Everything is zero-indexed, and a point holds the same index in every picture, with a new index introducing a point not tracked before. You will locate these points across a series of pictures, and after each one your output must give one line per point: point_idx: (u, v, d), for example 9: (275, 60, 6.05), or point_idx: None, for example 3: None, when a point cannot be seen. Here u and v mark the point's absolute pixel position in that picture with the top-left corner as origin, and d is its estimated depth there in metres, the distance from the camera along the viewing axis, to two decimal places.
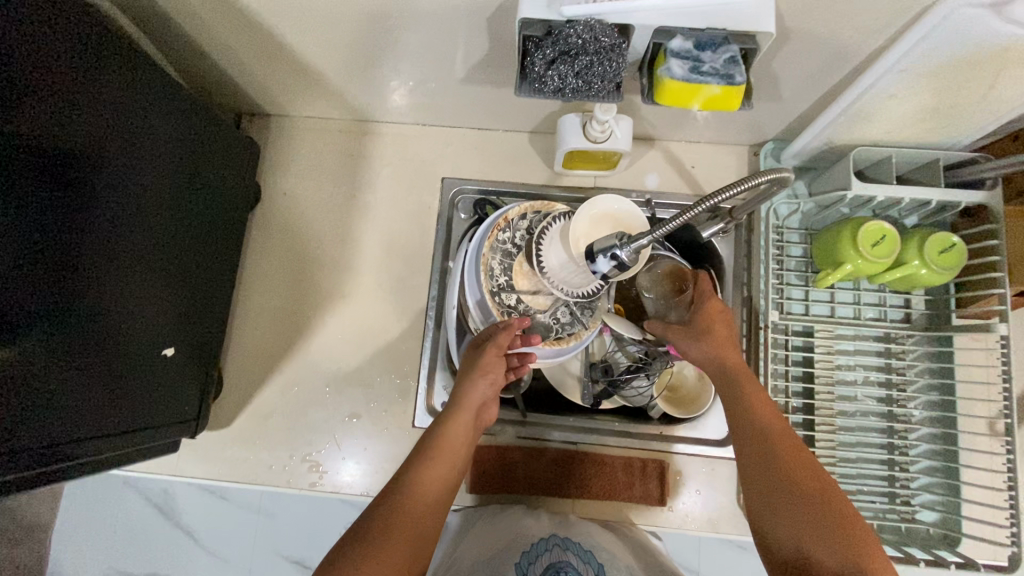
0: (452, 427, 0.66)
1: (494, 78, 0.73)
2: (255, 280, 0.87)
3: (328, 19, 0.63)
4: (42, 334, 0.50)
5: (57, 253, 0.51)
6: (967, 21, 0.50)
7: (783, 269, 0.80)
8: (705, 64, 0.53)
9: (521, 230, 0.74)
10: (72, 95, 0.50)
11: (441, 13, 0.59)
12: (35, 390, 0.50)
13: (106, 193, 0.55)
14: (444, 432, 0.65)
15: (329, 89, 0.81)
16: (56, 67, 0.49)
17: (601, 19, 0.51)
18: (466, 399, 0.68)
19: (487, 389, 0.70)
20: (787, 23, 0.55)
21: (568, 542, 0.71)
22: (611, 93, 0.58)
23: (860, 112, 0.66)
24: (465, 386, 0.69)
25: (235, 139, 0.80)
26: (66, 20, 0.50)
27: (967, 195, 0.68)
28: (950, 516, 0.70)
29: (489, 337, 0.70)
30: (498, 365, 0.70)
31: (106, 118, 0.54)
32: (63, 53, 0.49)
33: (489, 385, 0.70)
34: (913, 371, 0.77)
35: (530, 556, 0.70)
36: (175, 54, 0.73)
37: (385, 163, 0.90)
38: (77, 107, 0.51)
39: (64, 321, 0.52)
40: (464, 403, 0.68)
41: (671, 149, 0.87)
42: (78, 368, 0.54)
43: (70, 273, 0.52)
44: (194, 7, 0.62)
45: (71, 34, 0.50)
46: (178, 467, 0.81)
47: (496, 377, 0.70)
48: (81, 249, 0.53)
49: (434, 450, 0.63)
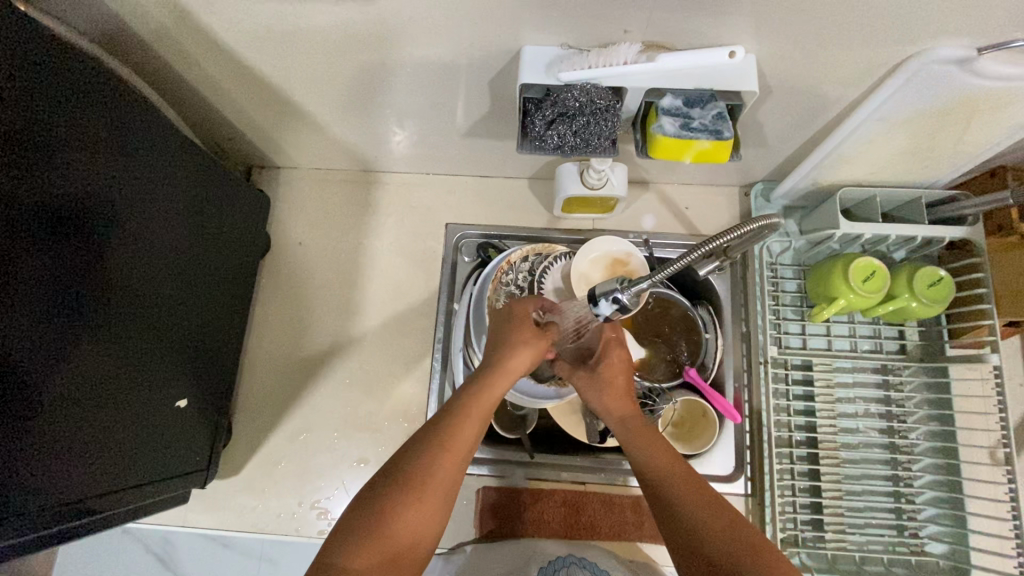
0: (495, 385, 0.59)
1: (495, 130, 0.76)
2: (264, 326, 0.89)
3: (338, 77, 0.66)
4: (50, 394, 0.51)
5: (62, 312, 0.51)
6: (936, 75, 0.54)
7: (778, 305, 0.82)
8: (695, 120, 0.56)
9: (523, 271, 0.79)
10: (70, 153, 0.51)
11: (447, 72, 0.63)
12: (42, 453, 0.50)
13: (107, 248, 0.56)
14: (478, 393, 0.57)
15: (335, 141, 0.84)
16: (51, 128, 0.49)
17: (596, 83, 0.54)
18: (505, 364, 0.60)
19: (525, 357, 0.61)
20: (770, 81, 0.59)
21: (584, 561, 0.69)
22: (607, 148, 0.61)
23: (844, 155, 0.69)
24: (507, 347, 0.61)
25: (245, 189, 0.83)
26: (61, 84, 0.50)
27: (948, 231, 0.71)
28: (959, 548, 0.71)
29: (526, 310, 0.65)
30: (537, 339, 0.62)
31: (106, 177, 0.55)
32: (58, 115, 0.50)
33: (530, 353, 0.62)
34: (913, 402, 0.78)
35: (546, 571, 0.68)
36: (194, 114, 0.77)
37: (390, 211, 0.93)
38: (73, 167, 0.52)
39: (88, 364, 0.55)
40: (506, 367, 0.60)
41: (666, 191, 0.90)
42: (82, 413, 0.54)
43: (77, 316, 0.53)
44: (213, 71, 0.66)
45: (69, 98, 0.51)
46: (188, 517, 0.82)
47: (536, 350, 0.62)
48: (87, 306, 0.54)
49: (469, 409, 0.56)
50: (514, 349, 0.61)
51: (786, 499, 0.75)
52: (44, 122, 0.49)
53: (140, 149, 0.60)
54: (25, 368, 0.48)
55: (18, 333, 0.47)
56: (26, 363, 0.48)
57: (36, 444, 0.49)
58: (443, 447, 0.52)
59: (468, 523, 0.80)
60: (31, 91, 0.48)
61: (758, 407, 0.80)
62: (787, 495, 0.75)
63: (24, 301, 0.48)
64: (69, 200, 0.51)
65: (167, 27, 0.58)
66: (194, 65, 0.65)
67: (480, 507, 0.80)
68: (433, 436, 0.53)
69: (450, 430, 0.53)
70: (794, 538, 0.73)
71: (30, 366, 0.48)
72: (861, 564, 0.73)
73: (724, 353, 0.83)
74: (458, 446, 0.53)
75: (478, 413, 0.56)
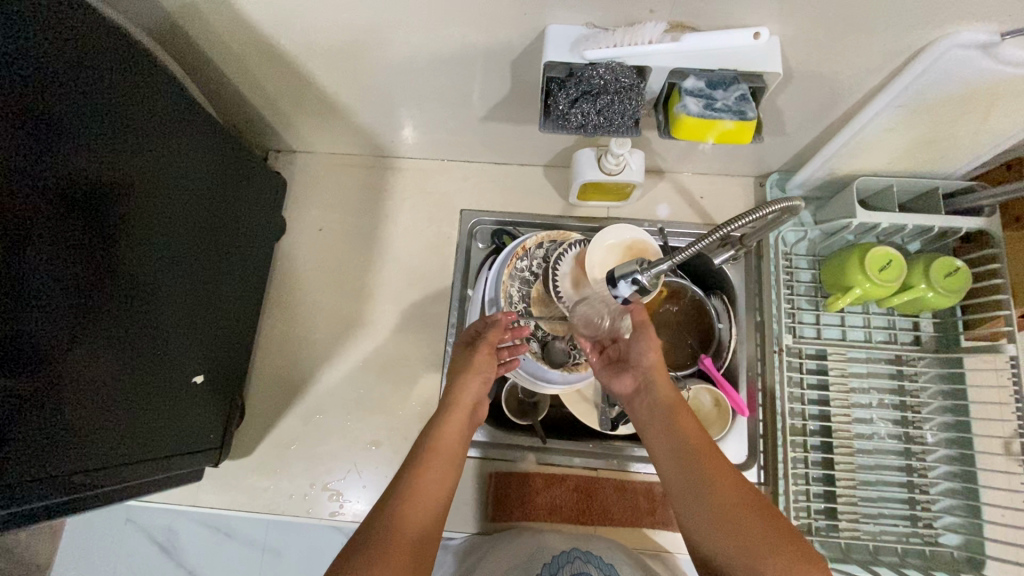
0: (447, 427, 0.63)
1: (514, 114, 0.77)
2: (278, 308, 0.89)
3: (360, 59, 0.67)
4: (66, 369, 0.49)
5: (85, 285, 0.51)
6: (960, 60, 0.54)
7: (793, 295, 0.82)
8: (718, 101, 0.56)
9: (538, 258, 0.78)
10: (102, 123, 0.51)
11: (470, 55, 0.64)
12: (59, 429, 0.49)
13: (131, 219, 0.55)
14: (439, 435, 0.63)
15: (353, 125, 0.85)
16: (83, 96, 0.49)
17: (620, 62, 0.55)
18: (459, 398, 0.66)
19: (479, 386, 0.68)
20: (792, 65, 0.60)
21: (588, 555, 0.70)
22: (630, 129, 0.61)
23: (861, 144, 0.70)
24: (457, 384, 0.67)
25: (268, 176, 0.85)
26: (83, 54, 0.49)
27: (965, 221, 0.71)
28: (974, 539, 0.70)
29: (479, 337, 0.71)
30: (490, 364, 0.68)
31: (133, 151, 0.55)
32: (75, 85, 0.48)
33: (482, 384, 0.68)
34: (927, 393, 0.78)
35: (552, 567, 0.68)
36: (215, 95, 0.78)
37: (406, 197, 0.93)
38: (104, 136, 0.51)
39: (108, 336, 0.54)
40: (459, 402, 0.66)
41: (681, 180, 0.91)
42: (98, 387, 0.53)
43: (98, 287, 0.52)
44: (235, 49, 0.66)
45: (86, 68, 0.49)
46: (198, 497, 0.81)
47: (488, 375, 0.69)
48: (108, 277, 0.53)
49: (428, 457, 0.60)
50: (462, 382, 0.67)
51: (799, 488, 0.75)
52: (60, 94, 0.47)
53: (166, 124, 0.60)
54: (38, 338, 0.47)
55: (36, 302, 0.46)
56: (39, 338, 0.47)
57: (51, 421, 0.48)
58: (408, 497, 0.56)
59: (479, 508, 0.80)
60: (49, 60, 0.46)
61: (771, 396, 0.80)
62: (800, 484, 0.75)
63: (36, 272, 0.46)
64: (86, 173, 0.50)
65: (193, 3, 0.58)
66: (217, 43, 0.65)
67: (492, 491, 0.80)
68: (398, 490, 0.57)
69: (411, 479, 0.57)
70: (807, 527, 0.73)
71: (45, 341, 0.47)
72: (875, 553, 0.73)
73: (737, 342, 0.83)
74: (426, 493, 0.57)
75: (438, 460, 0.60)
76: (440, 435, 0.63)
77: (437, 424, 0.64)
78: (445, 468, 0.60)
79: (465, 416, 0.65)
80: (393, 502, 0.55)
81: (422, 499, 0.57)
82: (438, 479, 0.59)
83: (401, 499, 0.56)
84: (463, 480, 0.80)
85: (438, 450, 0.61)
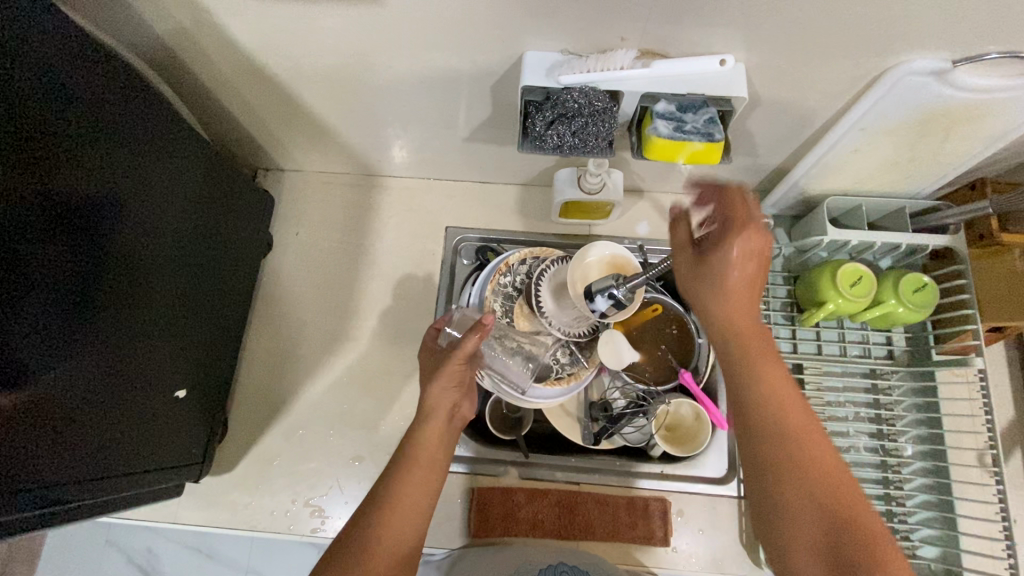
0: (425, 433, 0.62)
1: (496, 136, 0.79)
2: (263, 323, 0.90)
3: (349, 82, 0.69)
4: (47, 383, 0.50)
5: (72, 300, 0.51)
6: (915, 86, 0.57)
7: (768, 309, 0.84)
8: (688, 123, 0.59)
9: (521, 274, 0.80)
10: (92, 143, 0.52)
11: (453, 79, 0.66)
12: (40, 440, 0.50)
13: (117, 236, 0.56)
14: (418, 440, 0.62)
15: (341, 145, 0.87)
16: (79, 118, 0.50)
17: (594, 86, 0.57)
18: (436, 403, 0.64)
19: (454, 391, 0.65)
20: (760, 92, 0.63)
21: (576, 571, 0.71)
22: (604, 149, 0.63)
23: (829, 165, 0.72)
24: (433, 390, 0.64)
25: (255, 191, 0.86)
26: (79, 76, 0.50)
27: (931, 239, 0.74)
28: (951, 551, 0.71)
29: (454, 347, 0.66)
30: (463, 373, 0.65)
31: (120, 169, 0.56)
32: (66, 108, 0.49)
33: (456, 389, 0.65)
34: (901, 406, 0.79)
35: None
36: (205, 114, 0.80)
37: (392, 214, 0.95)
38: (96, 156, 0.52)
39: (91, 351, 0.55)
40: (435, 408, 0.63)
41: (659, 199, 0.93)
42: (79, 400, 0.54)
43: (83, 303, 0.53)
44: (226, 72, 0.69)
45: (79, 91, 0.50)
46: (177, 515, 0.80)
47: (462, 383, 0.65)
48: (94, 293, 0.54)
49: (411, 463, 0.60)
50: (437, 389, 0.64)
51: None
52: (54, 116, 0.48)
53: (156, 145, 0.61)
54: (21, 354, 0.47)
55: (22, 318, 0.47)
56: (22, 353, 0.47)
57: (32, 434, 0.48)
58: (385, 511, 0.57)
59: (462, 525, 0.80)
60: (44, 85, 0.47)
61: None
62: None
63: (17, 289, 0.46)
64: (73, 194, 0.50)
65: (186, 28, 0.60)
66: (208, 66, 0.68)
67: (474, 506, 0.79)
68: (378, 498, 0.58)
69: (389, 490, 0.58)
70: None
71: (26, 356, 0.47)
72: None
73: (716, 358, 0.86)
74: (406, 502, 0.58)
75: (417, 470, 0.60)
76: (420, 441, 0.62)
77: (415, 428, 0.63)
78: (428, 477, 0.60)
79: (443, 421, 0.63)
80: (374, 512, 0.57)
81: (402, 509, 0.57)
82: (418, 488, 0.59)
83: (380, 511, 0.57)
84: (445, 496, 0.80)
85: (417, 458, 0.61)
